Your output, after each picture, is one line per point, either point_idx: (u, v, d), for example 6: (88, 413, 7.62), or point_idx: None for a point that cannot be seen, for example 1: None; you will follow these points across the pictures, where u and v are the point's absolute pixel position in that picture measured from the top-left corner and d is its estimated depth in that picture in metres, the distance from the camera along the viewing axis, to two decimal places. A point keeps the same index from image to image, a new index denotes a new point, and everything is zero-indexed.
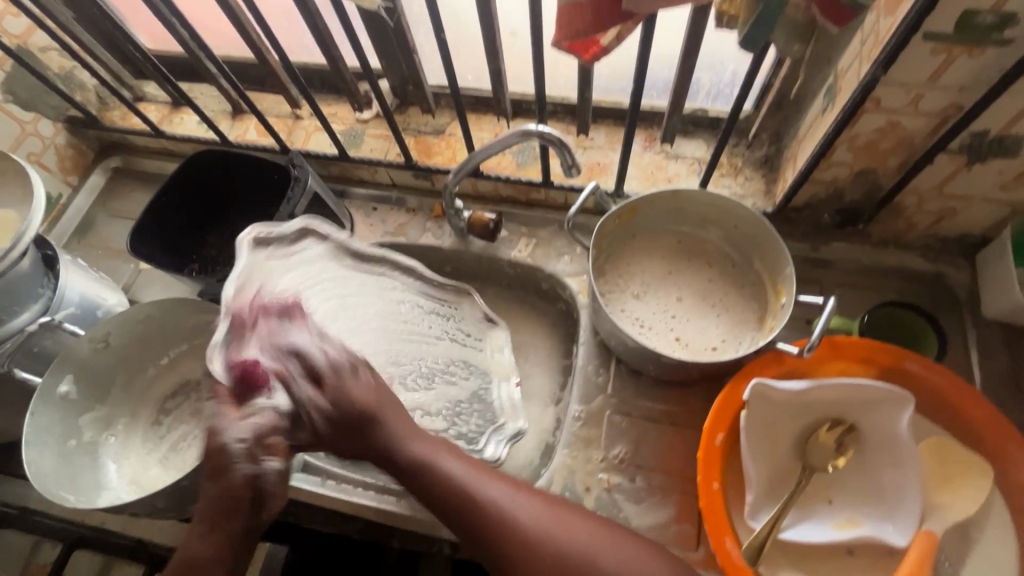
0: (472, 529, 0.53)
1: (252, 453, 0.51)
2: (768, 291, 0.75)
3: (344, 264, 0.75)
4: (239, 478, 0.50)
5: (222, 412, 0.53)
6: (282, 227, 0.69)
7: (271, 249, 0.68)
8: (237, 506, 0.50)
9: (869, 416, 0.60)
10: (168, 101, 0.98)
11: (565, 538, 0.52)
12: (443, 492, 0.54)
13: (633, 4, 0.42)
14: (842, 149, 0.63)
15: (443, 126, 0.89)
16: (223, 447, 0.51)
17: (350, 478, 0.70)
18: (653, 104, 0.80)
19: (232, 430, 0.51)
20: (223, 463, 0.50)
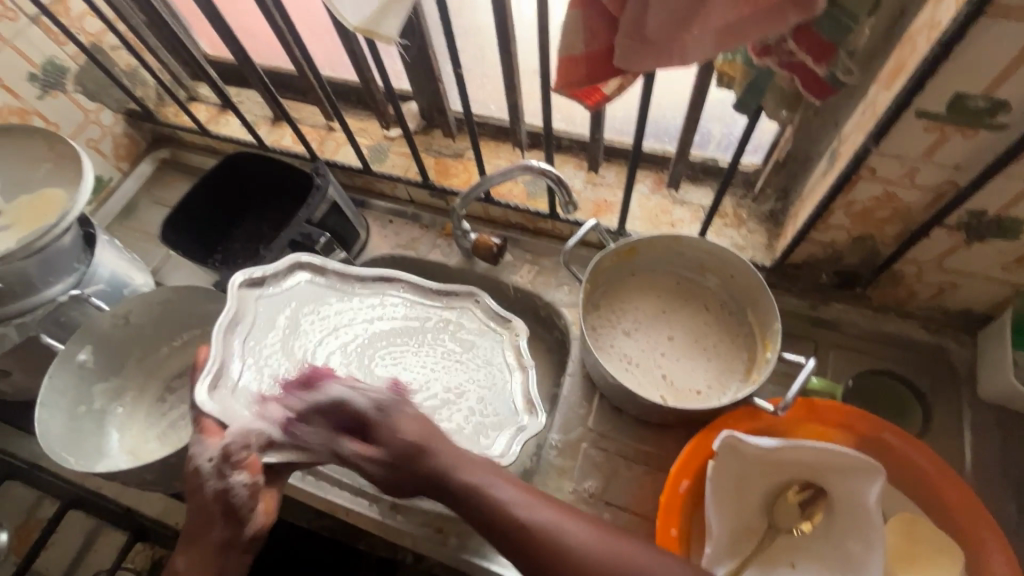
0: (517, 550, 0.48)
1: (220, 470, 0.54)
2: (758, 344, 0.75)
3: (331, 287, 0.76)
4: (209, 493, 0.53)
5: (201, 438, 0.57)
6: (272, 266, 0.74)
7: (263, 290, 0.73)
8: (212, 520, 0.52)
9: (840, 485, 0.60)
10: (217, 103, 1.06)
11: (588, 545, 0.48)
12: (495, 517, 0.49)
13: (626, 61, 0.43)
14: (839, 213, 0.63)
15: (463, 150, 0.93)
16: (197, 470, 0.55)
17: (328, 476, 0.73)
18: (664, 149, 0.82)
19: (203, 452, 0.55)
20: (196, 482, 0.54)
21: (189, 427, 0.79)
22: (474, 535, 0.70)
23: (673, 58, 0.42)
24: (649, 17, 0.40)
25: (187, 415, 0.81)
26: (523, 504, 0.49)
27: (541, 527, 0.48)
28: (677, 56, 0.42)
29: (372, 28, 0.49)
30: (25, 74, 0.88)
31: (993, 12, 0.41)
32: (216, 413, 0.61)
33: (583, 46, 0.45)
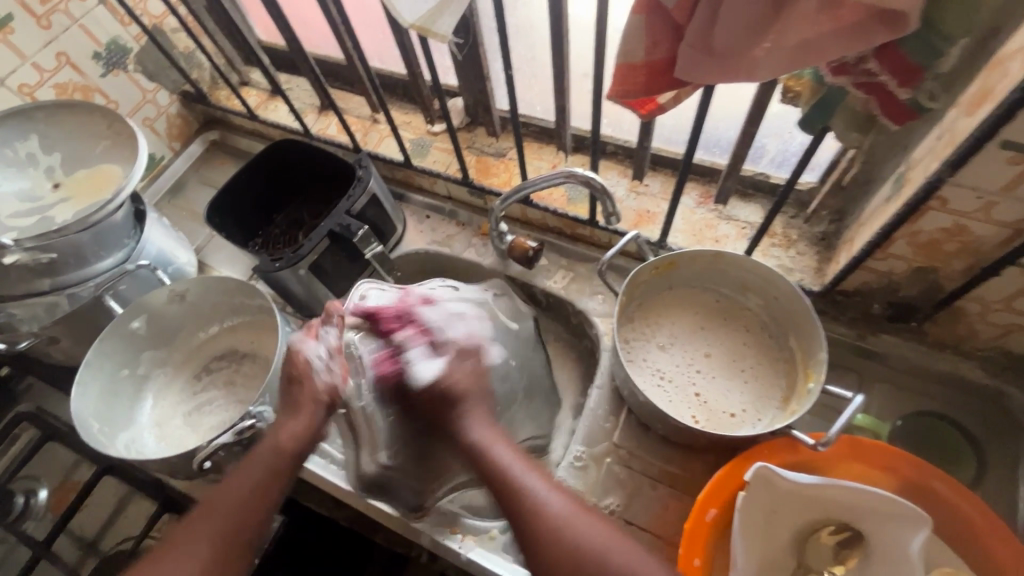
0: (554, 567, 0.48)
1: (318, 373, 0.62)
2: (798, 370, 0.71)
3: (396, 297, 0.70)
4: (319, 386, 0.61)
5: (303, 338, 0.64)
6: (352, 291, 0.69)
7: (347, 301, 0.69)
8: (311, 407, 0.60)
9: (877, 531, 0.57)
10: (267, 89, 1.08)
11: (597, 537, 0.49)
12: (533, 527, 0.50)
13: (686, 75, 0.42)
14: (900, 243, 0.60)
15: (505, 149, 0.92)
16: (306, 360, 0.62)
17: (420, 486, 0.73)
18: (714, 161, 0.79)
19: (313, 348, 0.63)
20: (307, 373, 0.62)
21: (215, 413, 0.80)
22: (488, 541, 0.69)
23: (740, 71, 0.40)
24: (718, 28, 0.38)
25: (213, 401, 0.82)
26: (533, 479, 0.53)
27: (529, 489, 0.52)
28: (744, 69, 0.40)
29: (427, 26, 0.48)
30: (90, 52, 0.91)
31: None
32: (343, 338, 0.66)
33: (643, 54, 0.43)
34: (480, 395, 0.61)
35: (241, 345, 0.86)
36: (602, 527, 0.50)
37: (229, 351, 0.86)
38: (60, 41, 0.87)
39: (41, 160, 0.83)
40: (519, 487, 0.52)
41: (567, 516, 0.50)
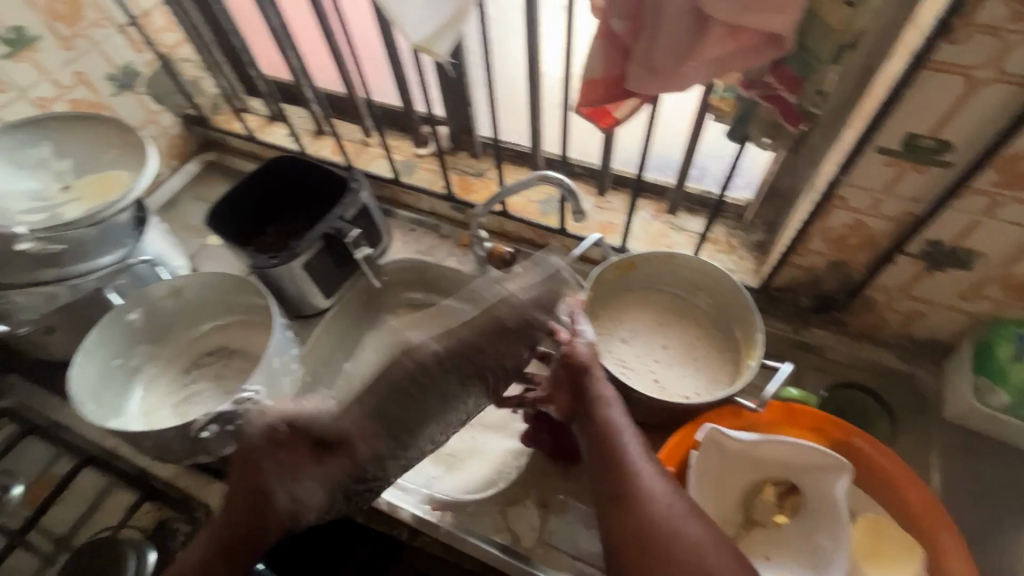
0: (628, 524, 0.49)
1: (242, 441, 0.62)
2: (743, 356, 0.81)
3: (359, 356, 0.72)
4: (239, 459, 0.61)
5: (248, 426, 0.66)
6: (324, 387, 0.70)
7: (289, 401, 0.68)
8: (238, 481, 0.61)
9: (810, 482, 0.65)
10: (266, 115, 1.18)
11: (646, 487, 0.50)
12: (616, 465, 0.52)
13: (635, 84, 0.53)
14: (816, 238, 0.72)
15: (485, 170, 1.03)
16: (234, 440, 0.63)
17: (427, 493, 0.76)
18: (664, 180, 0.91)
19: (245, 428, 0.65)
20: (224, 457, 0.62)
21: (203, 403, 0.84)
22: (466, 515, 0.75)
23: (675, 82, 0.52)
24: (655, 49, 0.50)
25: (202, 392, 0.85)
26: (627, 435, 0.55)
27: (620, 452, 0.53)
28: (679, 81, 0.52)
29: (428, 46, 0.59)
30: (105, 74, 0.99)
31: (931, 67, 0.50)
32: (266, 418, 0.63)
33: (602, 71, 0.55)
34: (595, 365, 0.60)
35: (230, 342, 0.90)
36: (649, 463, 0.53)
37: (220, 348, 0.90)
38: (79, 62, 0.95)
39: (33, 153, 0.87)
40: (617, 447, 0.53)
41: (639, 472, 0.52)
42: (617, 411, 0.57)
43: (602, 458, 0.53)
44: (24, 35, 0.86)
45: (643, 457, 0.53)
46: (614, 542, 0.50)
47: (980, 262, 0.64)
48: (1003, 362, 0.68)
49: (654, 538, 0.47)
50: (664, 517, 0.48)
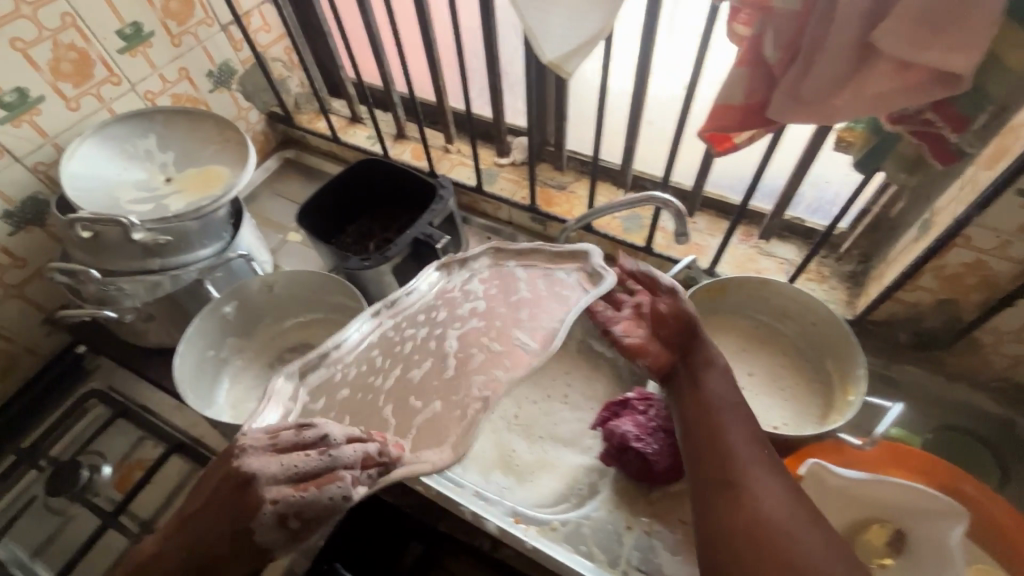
0: (735, 528, 0.43)
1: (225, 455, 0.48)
2: (834, 390, 0.79)
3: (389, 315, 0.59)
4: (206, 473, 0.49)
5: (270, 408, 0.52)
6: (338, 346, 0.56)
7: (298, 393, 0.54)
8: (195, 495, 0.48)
9: (918, 528, 0.63)
10: (347, 117, 1.20)
11: (764, 496, 0.45)
12: (735, 489, 0.46)
13: (778, 113, 0.53)
14: (928, 275, 0.70)
15: (567, 183, 1.03)
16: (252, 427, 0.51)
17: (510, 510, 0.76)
18: (732, 198, 0.90)
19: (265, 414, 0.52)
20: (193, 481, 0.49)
21: None
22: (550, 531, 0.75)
23: (824, 114, 0.51)
24: (809, 80, 0.50)
25: None
26: (734, 431, 0.51)
27: (732, 447, 0.49)
28: (828, 113, 0.51)
29: (560, 64, 0.59)
30: (205, 70, 1.02)
31: None
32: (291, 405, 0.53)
33: (742, 98, 0.55)
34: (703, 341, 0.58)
35: (313, 339, 0.92)
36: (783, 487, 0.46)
37: (303, 345, 0.91)
38: (184, 58, 0.98)
39: (139, 144, 0.89)
40: (724, 439, 0.50)
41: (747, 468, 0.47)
42: (721, 384, 0.54)
43: (698, 432, 0.51)
44: (140, 31, 0.89)
45: (750, 439, 0.50)
46: (712, 542, 0.45)
47: None
48: None
49: (765, 546, 0.41)
50: (774, 509, 0.43)
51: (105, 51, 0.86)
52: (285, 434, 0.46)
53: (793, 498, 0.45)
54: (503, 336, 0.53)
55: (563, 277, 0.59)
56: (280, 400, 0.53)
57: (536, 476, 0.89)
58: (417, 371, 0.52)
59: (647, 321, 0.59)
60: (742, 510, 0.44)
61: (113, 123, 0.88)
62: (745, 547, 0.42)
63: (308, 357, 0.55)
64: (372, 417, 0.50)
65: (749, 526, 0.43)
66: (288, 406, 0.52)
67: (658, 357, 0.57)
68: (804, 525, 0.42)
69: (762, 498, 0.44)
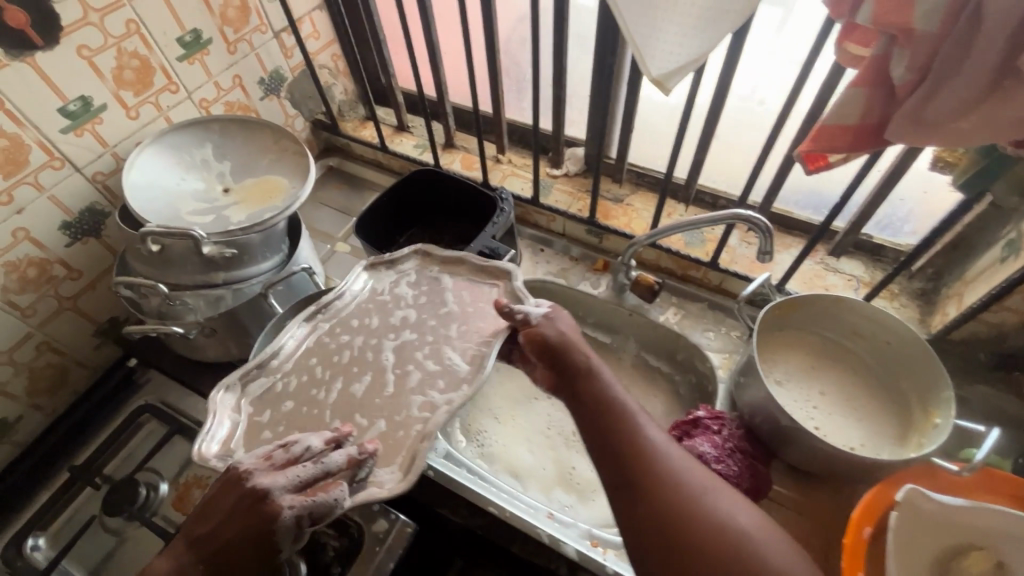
0: (661, 508, 0.51)
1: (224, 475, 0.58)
2: (913, 411, 0.78)
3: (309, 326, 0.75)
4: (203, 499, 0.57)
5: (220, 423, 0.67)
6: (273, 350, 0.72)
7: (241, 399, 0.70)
8: (198, 516, 0.57)
9: (1020, 558, 0.61)
10: (393, 125, 1.18)
11: (683, 476, 0.53)
12: (652, 471, 0.53)
13: (896, 136, 0.53)
14: (1016, 297, 0.69)
15: (624, 195, 1.02)
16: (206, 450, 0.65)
17: (586, 532, 0.74)
18: (803, 215, 0.89)
19: (217, 431, 0.66)
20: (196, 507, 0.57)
21: None
22: None
23: (948, 139, 0.51)
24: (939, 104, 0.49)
25: None
26: (638, 417, 0.58)
27: (638, 432, 0.56)
28: (953, 138, 0.50)
29: (663, 80, 0.57)
30: (257, 78, 1.00)
31: None
32: (223, 409, 0.68)
33: (857, 119, 0.54)
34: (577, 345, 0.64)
35: None
36: (674, 452, 0.56)
37: None
38: (238, 65, 0.96)
39: (196, 153, 0.87)
40: (630, 425, 0.57)
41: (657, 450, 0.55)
42: (608, 377, 0.62)
43: (603, 420, 0.58)
44: (199, 39, 0.87)
45: (643, 418, 0.59)
46: (641, 524, 0.52)
47: None
48: None
49: (691, 520, 0.50)
50: (686, 483, 0.53)
51: (165, 60, 0.84)
52: (278, 454, 0.58)
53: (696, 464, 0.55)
54: (437, 354, 0.70)
55: (485, 290, 0.75)
56: (218, 414, 0.67)
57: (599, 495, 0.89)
58: (359, 384, 0.69)
59: (527, 341, 0.65)
60: (663, 492, 0.52)
61: (170, 132, 0.86)
62: (665, 509, 0.51)
63: (248, 368, 0.70)
64: (319, 427, 0.66)
65: (669, 504, 0.51)
66: (235, 412, 0.69)
67: (547, 376, 0.65)
68: (717, 497, 0.52)
69: (677, 475, 0.53)
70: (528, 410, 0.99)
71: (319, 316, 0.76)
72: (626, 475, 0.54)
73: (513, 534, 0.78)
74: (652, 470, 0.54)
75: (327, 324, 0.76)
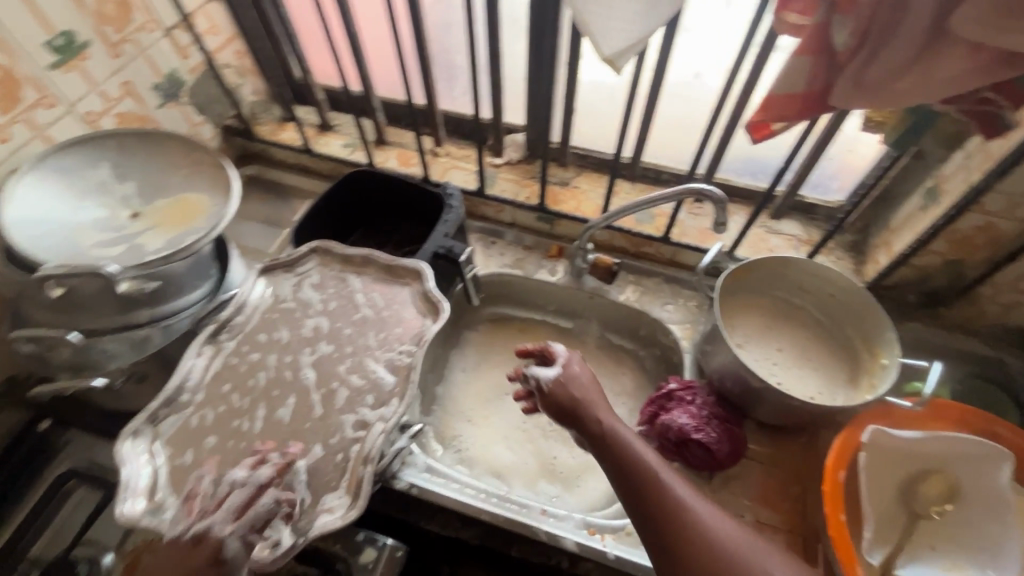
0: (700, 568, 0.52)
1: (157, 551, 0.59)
2: (859, 355, 0.84)
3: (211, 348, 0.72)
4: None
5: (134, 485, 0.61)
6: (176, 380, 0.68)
7: (155, 446, 0.65)
8: None
9: (967, 474, 0.68)
10: (316, 124, 1.09)
11: (718, 531, 0.54)
12: (686, 527, 0.54)
13: (840, 101, 0.54)
14: (939, 239, 0.76)
15: (569, 178, 1.01)
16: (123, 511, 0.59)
17: (581, 522, 0.74)
18: (742, 182, 0.93)
19: (134, 487, 0.61)
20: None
21: None
22: (625, 536, 0.73)
23: (887, 101, 0.53)
24: (879, 67, 0.51)
25: None
26: (668, 474, 0.58)
27: (668, 490, 0.56)
28: (891, 99, 0.53)
29: (614, 60, 0.55)
30: (151, 82, 0.88)
31: None
32: (138, 465, 0.62)
33: (803, 86, 0.55)
34: (589, 389, 0.67)
35: None
36: (706, 506, 0.56)
37: None
38: (127, 70, 0.84)
39: (89, 175, 0.76)
40: (659, 483, 0.57)
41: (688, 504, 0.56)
42: (625, 432, 0.62)
43: (632, 478, 0.58)
44: (73, 41, 0.75)
45: (666, 470, 0.59)
46: None
47: None
48: None
49: None
50: (725, 540, 0.53)
51: (33, 68, 0.71)
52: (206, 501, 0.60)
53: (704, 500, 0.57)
54: (360, 366, 0.70)
55: (396, 290, 0.77)
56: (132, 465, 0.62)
57: (583, 480, 0.89)
58: (284, 409, 0.66)
59: (542, 401, 0.69)
60: (699, 551, 0.53)
61: (54, 154, 0.74)
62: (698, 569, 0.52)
63: (153, 409, 0.66)
64: (252, 460, 0.63)
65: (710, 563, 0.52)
66: (152, 458, 0.63)
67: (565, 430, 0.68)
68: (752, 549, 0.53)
69: (716, 533, 0.54)
70: (500, 408, 0.97)
71: (221, 336, 0.73)
72: (660, 534, 0.55)
73: (508, 537, 0.76)
74: (688, 529, 0.54)
75: (231, 342, 0.72)
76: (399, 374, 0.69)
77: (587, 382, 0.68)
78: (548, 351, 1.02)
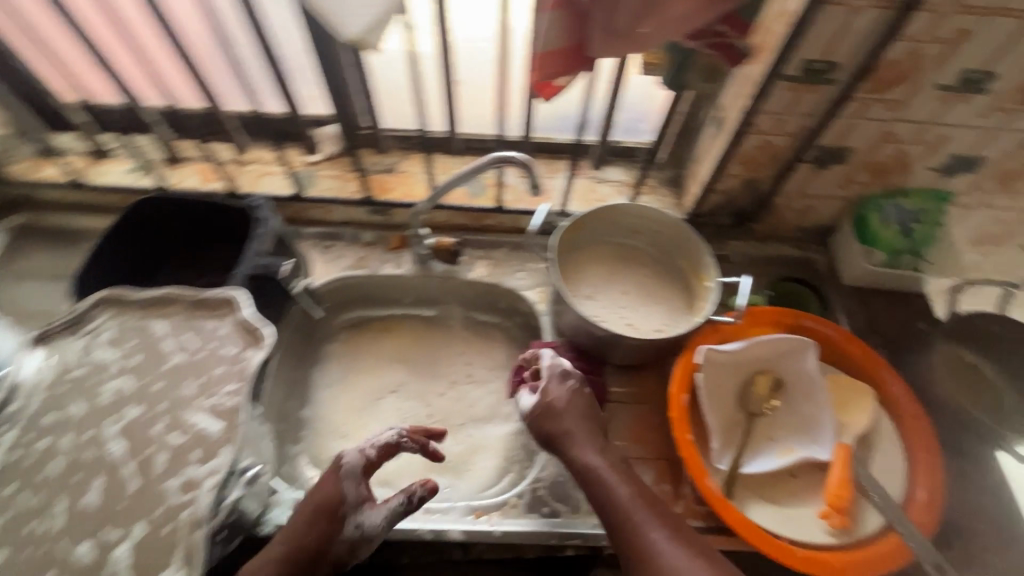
0: None
1: None
2: (691, 282, 0.91)
3: None
4: None
5: None
6: None
7: None
8: None
9: (786, 367, 0.77)
10: (88, 152, 0.93)
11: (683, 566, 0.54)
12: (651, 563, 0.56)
13: (597, 52, 0.55)
14: (733, 162, 0.82)
15: (395, 163, 0.96)
16: None
17: (467, 509, 0.73)
18: (563, 139, 0.94)
19: None
20: None
21: None
22: (511, 510, 0.74)
23: (637, 44, 0.54)
24: (619, 13, 0.51)
25: None
26: (638, 507, 0.60)
27: (632, 524, 0.58)
28: (640, 43, 0.54)
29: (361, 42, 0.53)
30: None
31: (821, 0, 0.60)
32: None
33: (561, 41, 0.55)
34: (572, 415, 0.69)
35: None
36: (670, 536, 0.57)
37: None
38: None
39: None
40: (626, 516, 0.59)
41: (651, 536, 0.57)
42: (602, 465, 0.64)
43: (607, 512, 0.61)
44: None
45: (636, 500, 0.60)
46: None
47: (852, 156, 0.80)
48: (875, 228, 0.87)
49: None
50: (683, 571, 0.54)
51: None
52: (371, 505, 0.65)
53: (676, 543, 0.57)
54: (178, 422, 0.62)
55: (209, 325, 0.69)
56: None
57: (471, 463, 0.89)
58: (91, 495, 0.57)
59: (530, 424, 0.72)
60: None
61: None
62: None
63: None
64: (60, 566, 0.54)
65: None
66: None
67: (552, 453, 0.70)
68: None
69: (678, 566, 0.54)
70: (375, 415, 0.92)
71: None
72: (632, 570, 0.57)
73: (398, 545, 0.74)
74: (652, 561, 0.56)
75: (8, 434, 0.61)
76: (227, 418, 0.62)
77: (568, 407, 0.70)
78: (416, 344, 0.99)
